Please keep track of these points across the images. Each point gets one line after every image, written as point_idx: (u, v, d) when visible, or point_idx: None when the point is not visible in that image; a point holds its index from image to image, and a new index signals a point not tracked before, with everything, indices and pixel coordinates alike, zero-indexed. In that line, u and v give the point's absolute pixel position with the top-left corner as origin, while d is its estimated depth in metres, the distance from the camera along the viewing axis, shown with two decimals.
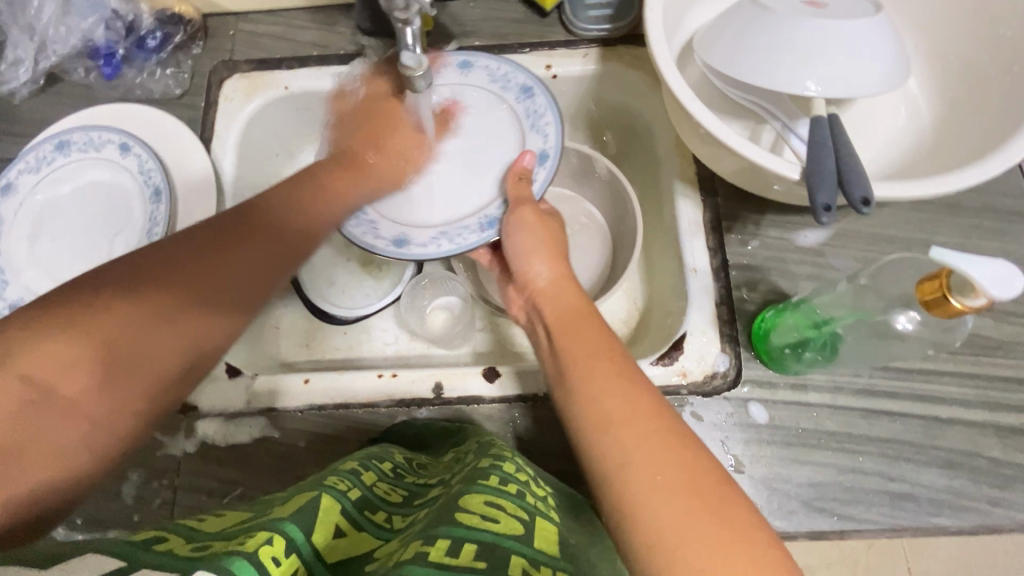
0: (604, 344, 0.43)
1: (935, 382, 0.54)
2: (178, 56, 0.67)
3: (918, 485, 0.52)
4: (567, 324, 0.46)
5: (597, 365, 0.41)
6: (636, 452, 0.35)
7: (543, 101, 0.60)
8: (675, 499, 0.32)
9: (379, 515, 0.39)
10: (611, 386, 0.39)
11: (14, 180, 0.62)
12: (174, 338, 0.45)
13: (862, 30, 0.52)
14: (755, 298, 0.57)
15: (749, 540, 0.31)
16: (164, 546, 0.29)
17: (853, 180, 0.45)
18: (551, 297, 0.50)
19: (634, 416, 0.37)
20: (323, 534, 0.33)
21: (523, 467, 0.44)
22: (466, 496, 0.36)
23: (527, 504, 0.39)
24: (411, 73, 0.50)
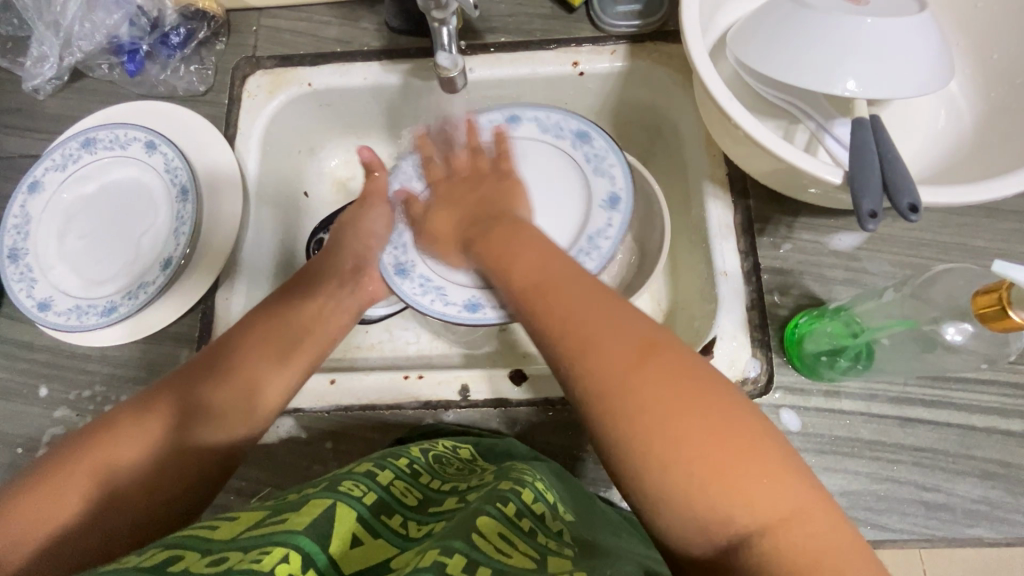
0: (545, 257, 0.47)
1: (973, 390, 0.53)
2: (202, 53, 0.67)
3: (953, 495, 0.51)
4: (491, 241, 0.51)
5: (530, 271, 0.46)
6: (587, 345, 0.38)
7: (601, 143, 0.62)
8: (640, 378, 0.35)
9: (395, 519, 0.38)
10: (552, 289, 0.43)
11: (41, 177, 0.62)
12: (227, 352, 0.50)
13: (905, 28, 0.51)
14: (787, 303, 0.56)
15: (704, 390, 0.35)
16: (180, 567, 0.29)
17: (900, 186, 0.44)
18: (479, 226, 0.55)
19: (587, 314, 0.40)
20: (339, 543, 0.33)
21: (543, 494, 0.43)
22: (481, 519, 0.36)
23: (539, 544, 0.37)
24: (448, 75, 0.49)
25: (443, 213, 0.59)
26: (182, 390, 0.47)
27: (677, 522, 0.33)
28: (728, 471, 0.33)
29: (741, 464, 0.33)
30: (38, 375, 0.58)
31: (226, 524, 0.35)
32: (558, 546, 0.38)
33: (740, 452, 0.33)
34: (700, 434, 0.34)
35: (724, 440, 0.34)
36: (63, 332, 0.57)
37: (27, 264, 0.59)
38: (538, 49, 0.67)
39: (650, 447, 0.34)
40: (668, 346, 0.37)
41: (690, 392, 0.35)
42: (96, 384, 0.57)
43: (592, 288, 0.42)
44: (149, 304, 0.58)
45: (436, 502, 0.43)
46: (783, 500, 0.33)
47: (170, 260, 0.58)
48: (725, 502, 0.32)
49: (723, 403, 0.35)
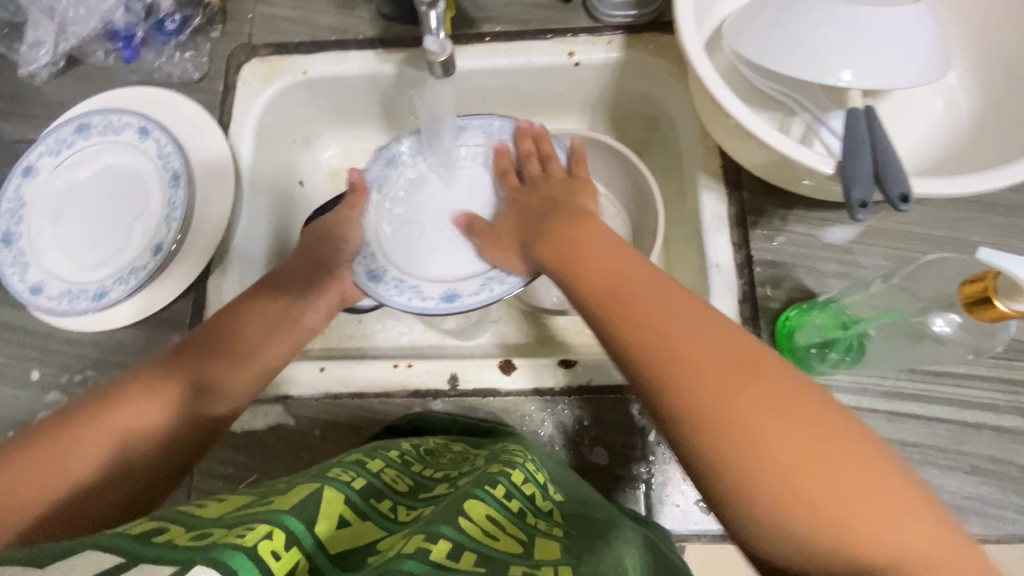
0: (622, 265, 0.46)
1: (964, 385, 0.52)
2: (197, 40, 0.67)
3: (944, 491, 0.50)
4: (568, 241, 0.50)
5: (634, 302, 0.42)
6: (744, 417, 0.35)
7: (546, 138, 0.64)
8: (805, 440, 0.34)
9: (384, 504, 0.38)
10: (660, 313, 0.41)
11: (35, 162, 0.62)
12: (230, 331, 0.52)
13: (902, 19, 0.50)
14: (780, 296, 0.56)
15: (874, 464, 0.34)
16: (166, 541, 0.29)
17: (892, 176, 0.43)
18: (576, 236, 0.50)
19: (749, 365, 0.37)
20: (325, 524, 0.33)
21: (535, 476, 0.43)
22: (469, 502, 0.36)
23: (528, 529, 0.37)
24: (435, 60, 0.48)
25: (500, 234, 0.57)
26: (192, 361, 0.50)
27: (780, 549, 0.34)
28: (845, 514, 0.32)
29: (854, 501, 0.33)
30: (30, 359, 0.59)
31: (214, 505, 0.35)
32: (547, 528, 0.38)
33: (856, 502, 0.33)
34: (862, 510, 0.33)
35: (840, 482, 0.33)
36: (55, 316, 0.57)
37: (21, 249, 0.59)
38: (533, 38, 0.66)
39: (766, 482, 0.34)
40: (774, 368, 0.37)
41: (795, 424, 0.35)
42: (88, 368, 0.58)
43: (726, 335, 0.39)
44: (140, 289, 0.58)
45: (425, 488, 0.43)
46: (888, 535, 0.32)
47: (161, 246, 0.58)
48: (852, 530, 0.32)
49: (897, 494, 0.33)
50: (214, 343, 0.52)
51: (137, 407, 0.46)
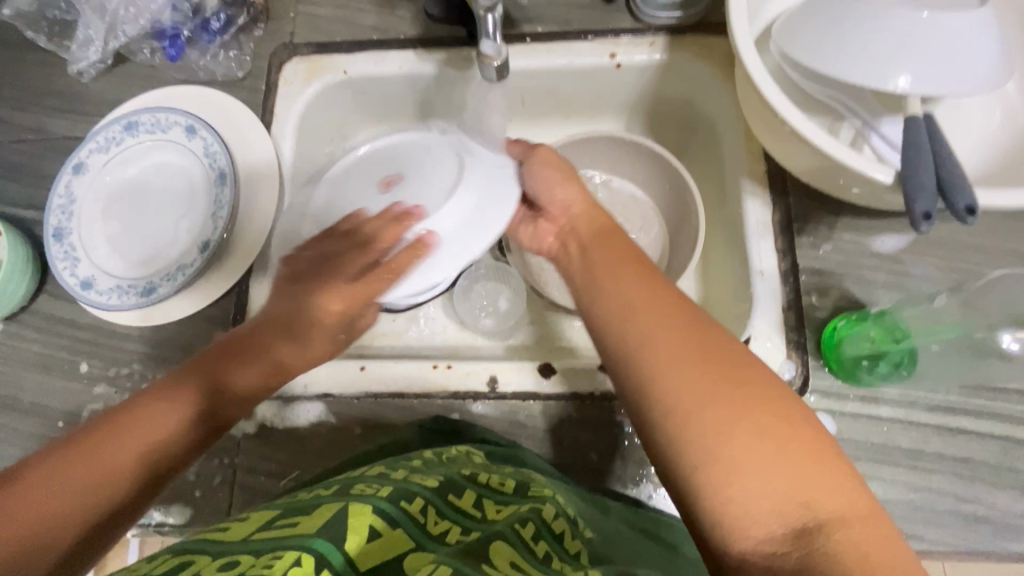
0: (617, 257, 0.47)
1: (1017, 401, 0.51)
2: (241, 38, 0.67)
3: (994, 508, 0.49)
4: (581, 239, 0.51)
5: (618, 297, 0.43)
6: (687, 396, 0.36)
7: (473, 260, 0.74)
8: (749, 425, 0.34)
9: (416, 504, 0.38)
10: (630, 297, 0.42)
11: (85, 159, 0.63)
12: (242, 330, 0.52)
13: (965, 23, 0.49)
14: (826, 305, 0.55)
15: (822, 456, 0.34)
16: (193, 574, 0.30)
17: (956, 187, 0.42)
18: (594, 239, 0.50)
19: (717, 352, 0.38)
20: (356, 539, 0.33)
21: (560, 512, 0.43)
22: (494, 547, 0.36)
23: (553, 569, 0.37)
24: (490, 62, 0.49)
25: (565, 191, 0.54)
26: (210, 367, 0.49)
27: (716, 519, 0.34)
28: (795, 481, 0.33)
29: (802, 464, 0.34)
30: (80, 353, 0.60)
31: (239, 524, 0.35)
32: (574, 567, 0.38)
33: (807, 466, 0.34)
34: (797, 491, 0.33)
35: (790, 448, 0.34)
36: (104, 311, 0.58)
37: (71, 244, 0.60)
38: (575, 39, 0.66)
39: (723, 458, 0.34)
40: (724, 344, 0.38)
41: (739, 386, 0.36)
42: (135, 363, 0.59)
43: (693, 326, 0.39)
44: (187, 286, 0.59)
45: (456, 489, 0.42)
46: (824, 498, 0.33)
47: (207, 243, 0.59)
48: (799, 496, 0.33)
49: (838, 485, 0.33)
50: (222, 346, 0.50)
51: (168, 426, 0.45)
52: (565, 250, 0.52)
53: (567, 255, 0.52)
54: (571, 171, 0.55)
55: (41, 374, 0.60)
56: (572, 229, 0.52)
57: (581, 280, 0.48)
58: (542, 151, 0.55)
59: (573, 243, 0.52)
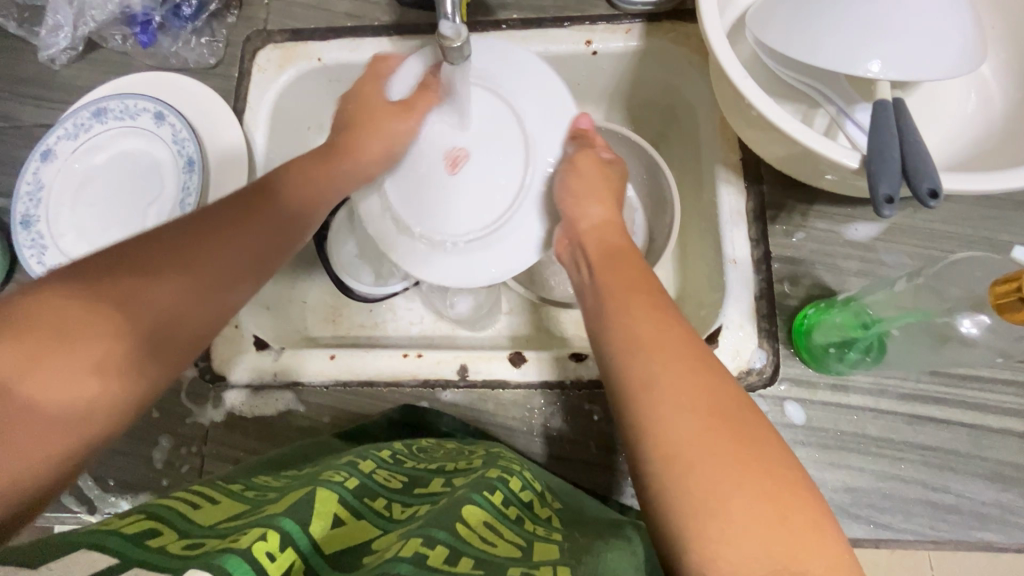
0: (637, 289, 0.45)
1: (988, 390, 0.51)
2: (213, 25, 0.67)
3: (963, 497, 0.49)
4: (609, 262, 0.49)
5: (628, 332, 0.42)
6: (685, 443, 0.35)
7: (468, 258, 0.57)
8: (738, 479, 0.33)
9: (379, 501, 0.38)
10: (646, 336, 0.41)
11: (53, 146, 0.62)
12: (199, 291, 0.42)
13: (937, 8, 0.48)
14: (797, 293, 0.54)
15: (810, 517, 0.33)
16: (159, 543, 0.28)
17: (921, 171, 0.41)
18: (609, 264, 0.49)
19: (718, 397, 0.37)
20: (321, 523, 0.33)
21: (528, 484, 0.43)
22: (466, 507, 0.36)
23: (527, 532, 0.37)
24: (449, 45, 0.46)
25: (594, 206, 0.53)
26: (168, 330, 0.41)
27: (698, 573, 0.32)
28: (785, 540, 0.32)
29: (791, 525, 0.32)
30: None
31: (208, 507, 0.34)
32: (546, 532, 0.38)
33: (796, 522, 0.33)
34: (783, 552, 0.31)
35: (780, 502, 0.33)
36: None
37: (39, 232, 0.60)
38: (551, 26, 0.65)
39: (716, 507, 0.33)
40: (727, 391, 0.37)
41: (737, 436, 0.35)
42: None
43: (702, 369, 0.38)
44: None
45: (421, 484, 0.43)
46: (810, 564, 0.31)
47: None
48: (787, 561, 0.31)
49: (824, 551, 0.32)
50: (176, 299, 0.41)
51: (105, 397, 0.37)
52: (575, 267, 0.52)
53: (582, 284, 0.50)
54: (604, 189, 0.54)
55: None
56: (580, 242, 0.52)
57: (599, 309, 0.46)
58: (582, 160, 0.54)
59: (583, 260, 0.51)
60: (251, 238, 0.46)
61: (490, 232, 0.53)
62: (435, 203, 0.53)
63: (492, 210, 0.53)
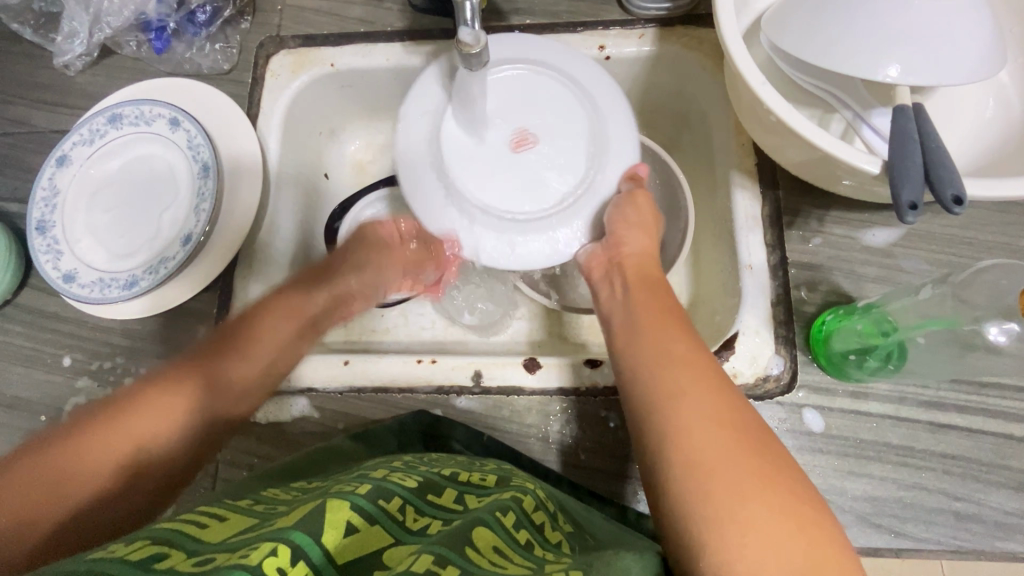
0: (667, 310, 0.46)
1: (1010, 397, 0.50)
2: (227, 31, 0.67)
3: (986, 506, 0.48)
4: (645, 286, 0.49)
5: (659, 348, 0.42)
6: (706, 454, 0.35)
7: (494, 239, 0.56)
8: (758, 494, 0.33)
9: (394, 503, 0.37)
10: (672, 353, 0.42)
11: (69, 152, 0.63)
12: (246, 353, 0.52)
13: (958, 12, 0.48)
14: (815, 299, 0.54)
15: (827, 540, 0.33)
16: (168, 563, 0.28)
17: (945, 177, 0.41)
18: (644, 286, 0.49)
19: (738, 414, 0.37)
20: (333, 533, 0.32)
21: (541, 504, 0.43)
22: (477, 531, 0.35)
23: (536, 556, 0.36)
24: (469, 51, 0.46)
25: (631, 228, 0.53)
26: (219, 378, 0.50)
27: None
28: (802, 560, 0.32)
29: (811, 546, 0.32)
30: (64, 345, 0.60)
31: (218, 522, 0.34)
32: (556, 557, 0.37)
33: (815, 548, 0.32)
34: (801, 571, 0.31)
35: (799, 520, 0.33)
36: (86, 304, 0.58)
37: (54, 237, 0.60)
38: (564, 31, 0.65)
39: (734, 518, 0.33)
40: (745, 411, 0.38)
41: (756, 453, 0.35)
42: (118, 356, 0.59)
43: (721, 387, 0.39)
44: (169, 280, 0.58)
45: (435, 488, 0.42)
46: None
47: (190, 236, 0.59)
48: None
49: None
50: (226, 357, 0.51)
51: (157, 434, 0.44)
52: (608, 284, 0.52)
53: (609, 301, 0.50)
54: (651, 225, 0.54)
55: (24, 368, 0.59)
56: (619, 263, 0.52)
57: (629, 326, 0.46)
58: (640, 197, 0.54)
59: (619, 279, 0.51)
60: (290, 306, 0.57)
61: (533, 216, 0.54)
62: (487, 178, 0.55)
63: (545, 201, 0.55)
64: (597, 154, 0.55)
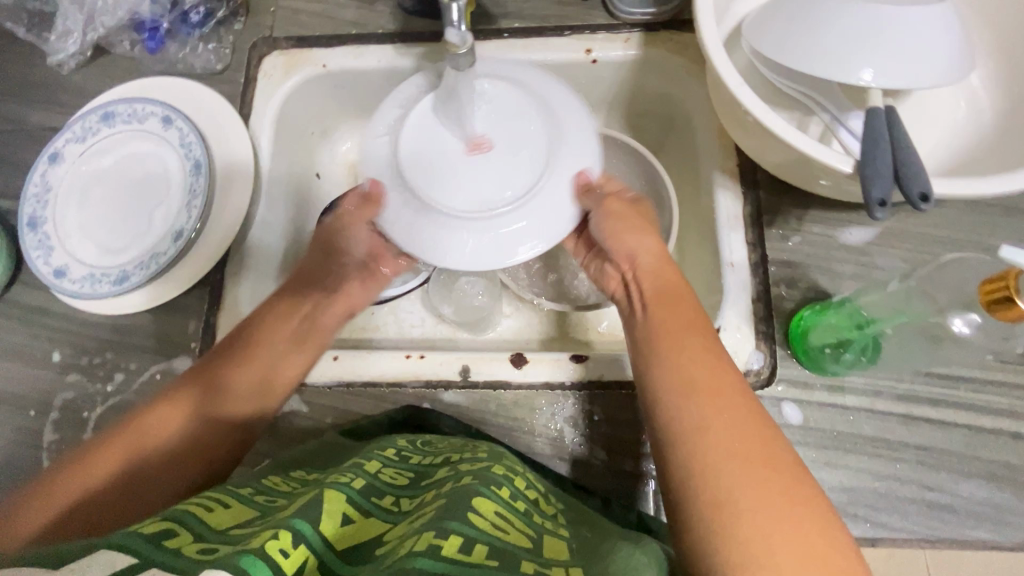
0: (689, 326, 0.46)
1: (980, 391, 0.52)
2: (220, 32, 0.68)
3: (958, 496, 0.50)
4: (661, 297, 0.49)
5: (682, 372, 0.42)
6: (732, 485, 0.36)
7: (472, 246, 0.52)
8: (785, 530, 0.34)
9: (386, 500, 0.39)
10: (694, 376, 0.42)
11: (61, 149, 0.63)
12: (255, 363, 0.51)
13: (928, 20, 0.50)
14: (793, 296, 0.55)
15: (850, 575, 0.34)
16: (173, 545, 0.28)
17: (911, 176, 0.43)
18: (662, 300, 0.48)
19: (764, 445, 0.38)
20: (330, 522, 0.33)
21: (532, 483, 0.44)
22: (476, 498, 0.36)
23: (534, 525, 0.38)
24: (455, 52, 0.47)
25: (636, 239, 0.53)
26: (221, 379, 0.50)
27: None
28: None
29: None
30: (54, 340, 0.60)
31: (219, 509, 0.35)
32: (553, 526, 0.39)
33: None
34: None
35: (823, 556, 0.33)
36: (77, 298, 0.58)
37: (44, 233, 0.61)
38: (552, 35, 0.66)
39: (762, 557, 0.33)
40: (769, 439, 0.38)
41: (781, 486, 0.36)
42: (107, 351, 0.59)
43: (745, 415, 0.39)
44: (160, 275, 0.59)
45: (427, 476, 0.43)
46: None
47: (181, 232, 0.59)
48: None
49: None
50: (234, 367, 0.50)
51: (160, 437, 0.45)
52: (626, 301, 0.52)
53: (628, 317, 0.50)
54: (640, 221, 0.54)
55: (13, 363, 0.60)
56: (634, 276, 0.52)
57: (647, 342, 0.46)
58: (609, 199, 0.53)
59: (635, 294, 0.51)
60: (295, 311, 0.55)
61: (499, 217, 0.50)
62: (447, 187, 0.51)
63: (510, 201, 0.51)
64: (551, 150, 0.52)
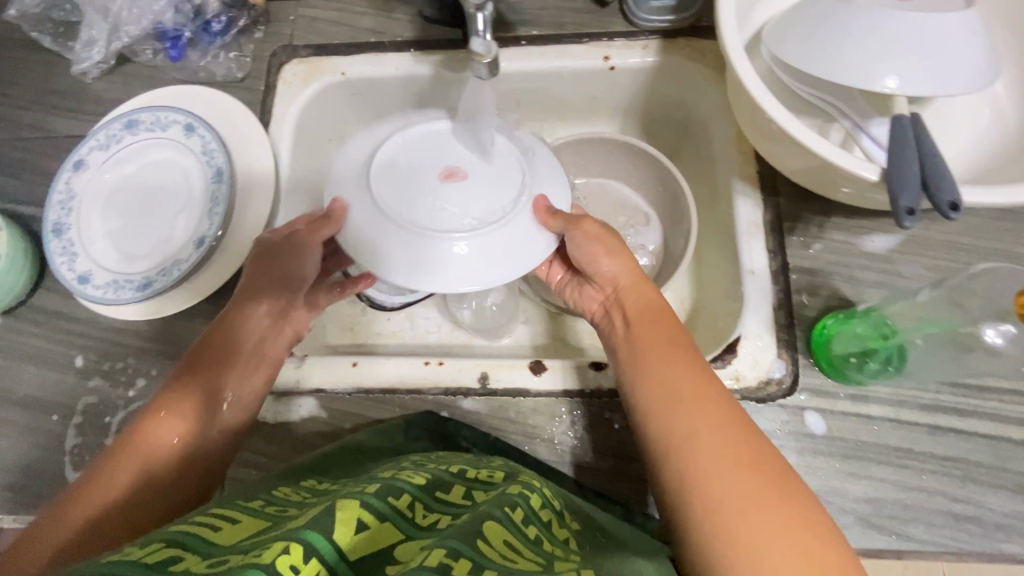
0: (674, 343, 0.47)
1: (1006, 401, 0.51)
2: (241, 40, 0.69)
3: (985, 508, 0.49)
4: (649, 319, 0.49)
5: (667, 386, 0.43)
6: (723, 493, 0.37)
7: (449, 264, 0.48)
8: (776, 533, 0.35)
9: (403, 500, 0.38)
10: (682, 390, 0.43)
11: (85, 156, 0.64)
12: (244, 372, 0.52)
13: (951, 26, 0.49)
14: (815, 304, 0.55)
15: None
16: (182, 567, 0.29)
17: (940, 185, 0.42)
18: (648, 320, 0.49)
19: (754, 453, 0.39)
20: (344, 531, 0.33)
21: (548, 501, 0.43)
22: (487, 524, 0.36)
23: (546, 550, 0.37)
24: (483, 61, 0.48)
25: (621, 257, 0.53)
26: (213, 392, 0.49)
27: None
28: None
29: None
30: (76, 345, 0.61)
31: (233, 524, 0.35)
32: (564, 552, 0.38)
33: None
34: None
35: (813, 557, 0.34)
36: (100, 304, 0.59)
37: (69, 239, 0.61)
38: (570, 42, 0.67)
39: (758, 561, 0.34)
40: (758, 446, 0.39)
41: (772, 491, 0.37)
42: (129, 356, 0.60)
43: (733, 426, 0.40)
44: (183, 281, 0.59)
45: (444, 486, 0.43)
46: None
47: (203, 239, 0.60)
48: None
49: None
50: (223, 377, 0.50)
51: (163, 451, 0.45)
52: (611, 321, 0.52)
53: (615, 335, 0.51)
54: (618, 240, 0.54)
55: (35, 368, 0.60)
56: (619, 300, 0.52)
57: (632, 360, 0.47)
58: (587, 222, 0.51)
59: (620, 315, 0.52)
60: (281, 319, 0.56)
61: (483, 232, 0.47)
62: (421, 206, 0.48)
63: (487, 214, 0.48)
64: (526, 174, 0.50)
